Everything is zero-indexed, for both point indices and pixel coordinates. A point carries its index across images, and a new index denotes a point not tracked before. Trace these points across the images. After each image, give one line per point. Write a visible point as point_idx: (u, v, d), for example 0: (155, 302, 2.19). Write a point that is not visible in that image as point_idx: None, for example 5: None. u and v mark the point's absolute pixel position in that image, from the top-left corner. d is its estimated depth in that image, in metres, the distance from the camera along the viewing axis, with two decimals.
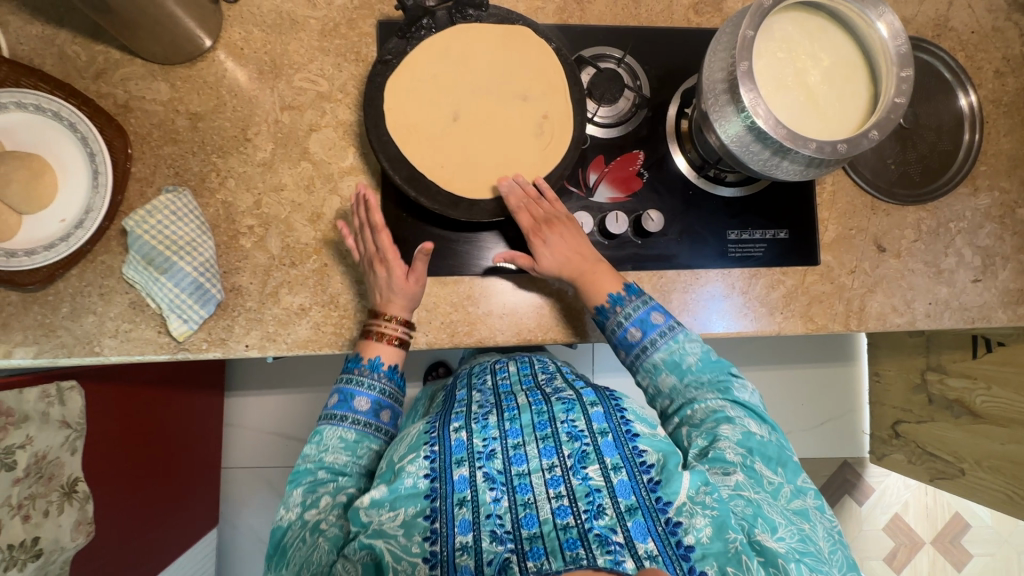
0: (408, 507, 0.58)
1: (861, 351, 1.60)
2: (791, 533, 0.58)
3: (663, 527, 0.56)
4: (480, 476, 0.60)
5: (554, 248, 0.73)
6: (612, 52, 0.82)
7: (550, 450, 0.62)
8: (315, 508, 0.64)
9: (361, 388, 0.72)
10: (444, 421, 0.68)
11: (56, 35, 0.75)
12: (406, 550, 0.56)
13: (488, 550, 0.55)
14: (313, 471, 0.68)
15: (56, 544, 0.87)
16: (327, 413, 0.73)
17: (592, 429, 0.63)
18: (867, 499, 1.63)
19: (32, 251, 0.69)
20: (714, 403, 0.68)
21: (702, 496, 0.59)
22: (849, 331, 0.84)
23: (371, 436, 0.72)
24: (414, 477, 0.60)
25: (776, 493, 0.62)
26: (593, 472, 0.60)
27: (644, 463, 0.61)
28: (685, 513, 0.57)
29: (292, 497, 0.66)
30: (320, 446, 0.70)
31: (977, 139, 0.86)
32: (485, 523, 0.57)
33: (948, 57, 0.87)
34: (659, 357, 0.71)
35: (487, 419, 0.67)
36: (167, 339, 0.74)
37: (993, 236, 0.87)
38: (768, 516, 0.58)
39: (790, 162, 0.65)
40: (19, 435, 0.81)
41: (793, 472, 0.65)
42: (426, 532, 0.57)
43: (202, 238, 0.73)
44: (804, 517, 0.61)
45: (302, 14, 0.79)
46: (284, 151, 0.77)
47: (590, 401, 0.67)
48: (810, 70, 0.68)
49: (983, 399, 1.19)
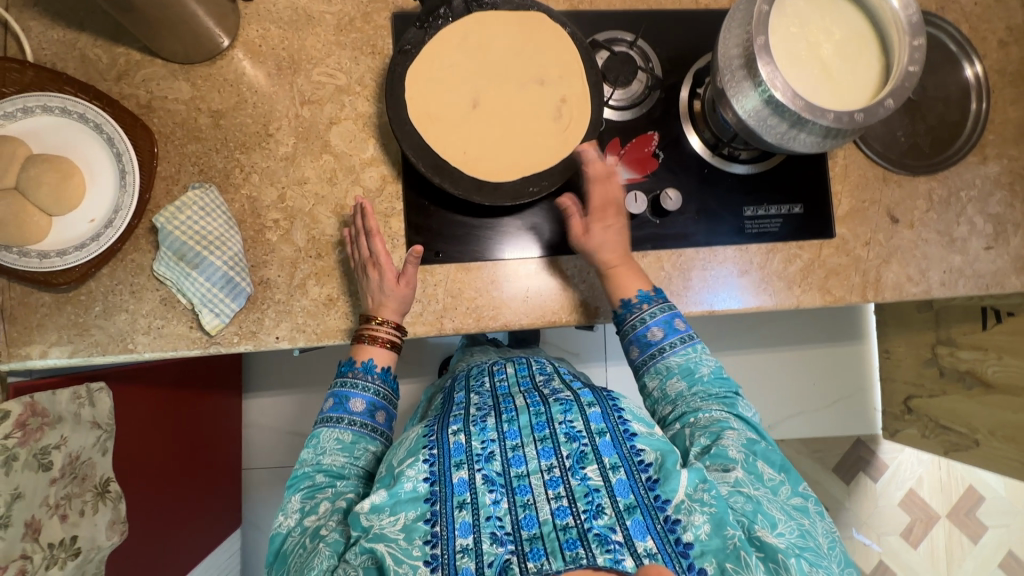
0: (408, 511, 0.57)
1: (868, 329, 1.62)
2: (790, 528, 0.59)
3: (662, 524, 0.56)
4: (480, 478, 0.59)
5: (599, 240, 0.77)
6: (624, 36, 0.83)
7: (548, 451, 0.61)
8: (315, 512, 0.64)
9: (355, 390, 0.73)
10: (441, 424, 0.66)
11: (78, 39, 0.76)
12: (407, 554, 0.55)
13: (488, 552, 0.54)
14: (312, 478, 0.67)
15: (92, 543, 0.88)
16: (322, 418, 0.72)
17: (591, 429, 0.63)
18: (881, 476, 1.63)
19: (64, 251, 0.70)
20: (718, 413, 0.69)
21: (699, 492, 0.59)
22: (867, 302, 0.86)
23: (367, 438, 0.72)
24: (413, 480, 0.59)
25: (775, 490, 0.63)
26: (592, 473, 0.59)
27: (642, 462, 0.60)
28: (683, 511, 0.57)
29: (292, 505, 0.66)
30: (317, 453, 0.69)
31: (984, 108, 0.88)
32: (486, 525, 0.56)
33: (953, 29, 0.89)
34: (674, 360, 0.74)
35: (485, 421, 0.65)
36: (199, 334, 0.75)
37: (1004, 203, 0.88)
38: (768, 513, 0.60)
39: (807, 134, 0.67)
40: (55, 435, 0.81)
41: (791, 475, 0.66)
42: (425, 535, 0.56)
43: (230, 233, 0.74)
44: (802, 514, 0.62)
45: (317, 10, 0.80)
46: (305, 145, 0.79)
47: (588, 401, 0.66)
48: (823, 43, 0.70)
49: (995, 369, 1.20)
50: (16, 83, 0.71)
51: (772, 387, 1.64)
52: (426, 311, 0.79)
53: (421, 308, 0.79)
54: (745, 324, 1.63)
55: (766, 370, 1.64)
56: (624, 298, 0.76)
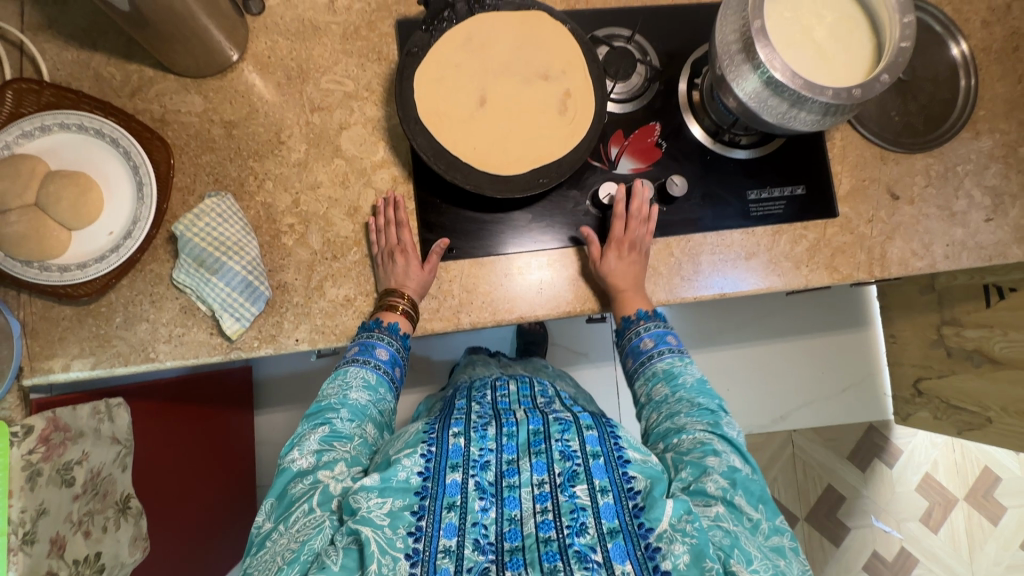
0: (397, 499, 0.57)
1: (873, 315, 1.63)
2: (766, 568, 0.56)
3: (643, 551, 0.56)
4: (472, 484, 0.60)
5: (621, 264, 0.79)
6: (621, 32, 0.86)
7: (541, 466, 0.62)
8: (329, 469, 0.63)
9: (381, 341, 0.75)
10: (442, 425, 0.68)
11: (91, 58, 0.78)
12: (390, 545, 0.54)
13: (469, 558, 0.55)
14: (335, 410, 0.69)
15: (116, 560, 0.88)
16: (347, 359, 0.75)
17: (585, 450, 0.63)
18: (896, 461, 1.63)
19: (84, 264, 0.71)
20: (702, 435, 0.66)
21: (683, 523, 0.57)
22: (874, 279, 0.87)
23: (386, 383, 0.75)
24: (407, 471, 0.60)
25: (756, 530, 0.60)
26: (581, 492, 0.59)
27: (632, 489, 0.60)
28: (665, 539, 0.56)
29: (310, 444, 0.65)
30: (344, 387, 0.72)
31: (973, 84, 0.91)
32: (470, 531, 0.57)
33: (936, 11, 0.92)
34: (660, 366, 0.76)
35: (485, 430, 0.68)
36: (219, 340, 0.76)
37: (999, 175, 0.90)
38: (746, 550, 0.57)
39: (807, 113, 0.70)
40: (76, 451, 0.81)
41: (771, 509, 0.63)
42: (410, 526, 0.56)
43: (247, 238, 0.76)
44: (780, 556, 0.59)
45: (323, 20, 0.83)
46: (317, 150, 0.81)
47: (586, 424, 0.67)
48: (815, 26, 0.72)
49: (1002, 345, 1.20)
50: (34, 103, 0.73)
51: (779, 377, 1.64)
52: (442, 308, 0.80)
53: (438, 304, 0.80)
54: (752, 313, 1.63)
55: (773, 359, 1.64)
56: (624, 305, 0.79)
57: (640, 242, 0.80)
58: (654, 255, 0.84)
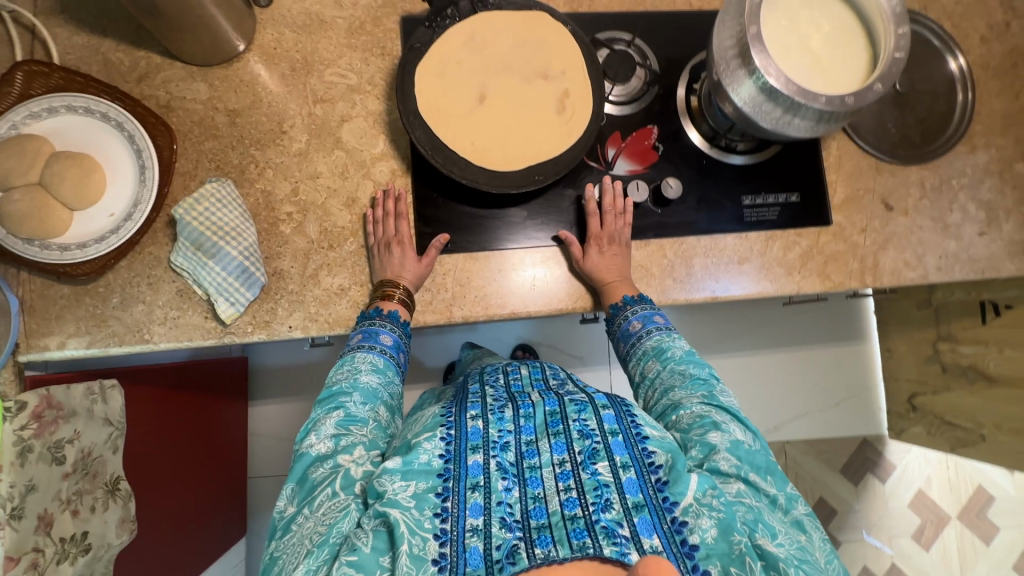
0: (420, 481, 0.57)
1: (870, 329, 1.64)
2: (790, 540, 0.58)
3: (669, 525, 0.56)
4: (494, 465, 0.59)
5: (604, 257, 0.80)
6: (622, 36, 0.87)
7: (561, 446, 0.61)
8: (349, 452, 0.63)
9: (384, 329, 0.76)
10: (460, 408, 0.68)
11: (101, 43, 0.80)
12: (418, 526, 0.54)
13: (496, 536, 0.53)
14: (348, 395, 0.70)
15: (102, 540, 0.88)
16: (352, 347, 0.75)
17: (603, 429, 0.63)
18: (889, 477, 1.62)
19: (84, 244, 0.72)
20: (699, 409, 0.68)
21: (709, 498, 0.58)
22: (865, 288, 0.88)
23: (394, 367, 0.76)
24: (429, 453, 0.59)
25: (774, 503, 0.62)
26: (603, 468, 0.59)
27: (654, 464, 0.60)
28: (692, 514, 0.56)
29: (326, 428, 0.66)
30: (354, 370, 0.72)
31: (970, 98, 0.91)
32: (496, 510, 0.55)
33: (936, 26, 0.92)
34: (650, 345, 0.78)
35: (503, 412, 0.66)
36: (214, 324, 0.77)
37: (994, 190, 0.91)
38: (769, 523, 0.58)
39: (801, 119, 0.71)
40: (69, 429, 0.82)
41: (779, 478, 0.65)
42: (435, 507, 0.55)
43: (244, 224, 0.77)
44: (800, 529, 0.61)
45: (329, 15, 0.84)
46: (318, 141, 0.82)
47: (602, 404, 0.67)
48: (812, 35, 0.73)
49: (996, 363, 1.21)
50: (43, 86, 0.75)
51: (777, 387, 1.64)
52: (435, 300, 0.81)
53: (431, 296, 0.81)
54: (752, 322, 1.62)
55: (771, 369, 1.63)
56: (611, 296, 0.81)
57: (619, 233, 0.82)
58: (648, 256, 0.85)
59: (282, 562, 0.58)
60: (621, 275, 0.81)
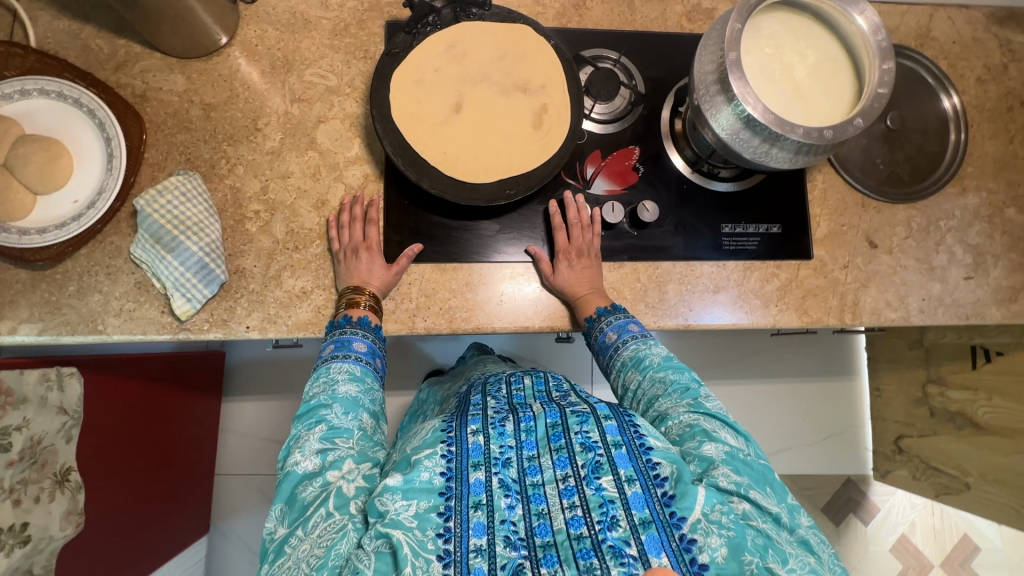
0: (421, 501, 0.51)
1: (860, 365, 1.58)
2: (801, 564, 0.51)
3: (677, 543, 0.50)
4: (496, 482, 0.53)
5: (574, 270, 0.79)
6: (608, 54, 0.86)
7: (564, 460, 0.55)
8: (338, 468, 0.57)
9: (355, 336, 0.72)
10: (459, 421, 0.60)
11: (81, 29, 0.80)
12: (421, 547, 0.48)
13: (501, 555, 0.48)
14: (328, 407, 0.64)
15: (44, 532, 0.86)
16: (325, 359, 0.71)
17: (607, 441, 0.56)
18: (872, 519, 1.56)
19: (44, 230, 0.70)
20: (687, 418, 0.63)
21: (718, 514, 0.52)
22: (844, 325, 0.85)
23: (372, 373, 0.72)
24: (430, 471, 0.53)
25: (784, 522, 0.55)
26: (608, 484, 0.53)
27: (658, 476, 0.54)
28: (700, 531, 0.50)
29: (310, 444, 0.60)
30: (330, 383, 0.67)
31: (962, 138, 0.89)
32: (500, 529, 0.50)
33: (930, 63, 0.91)
34: (626, 356, 0.73)
35: (504, 425, 0.59)
36: (170, 319, 0.75)
37: (983, 234, 0.88)
38: (780, 548, 0.52)
39: (779, 149, 0.69)
40: (17, 416, 0.81)
41: (780, 490, 0.58)
42: (439, 528, 0.50)
43: (209, 219, 0.76)
44: (809, 550, 0.54)
45: (314, 15, 0.84)
46: (292, 140, 0.81)
47: (605, 413, 0.59)
48: (796, 65, 0.72)
49: (984, 410, 1.16)
50: (18, 67, 0.73)
51: (764, 420, 1.58)
52: (399, 310, 0.79)
53: (395, 305, 0.79)
54: (739, 350, 1.58)
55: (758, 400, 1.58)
56: (583, 309, 0.78)
57: (587, 246, 0.80)
58: (621, 279, 0.83)
59: None
60: (591, 287, 0.78)
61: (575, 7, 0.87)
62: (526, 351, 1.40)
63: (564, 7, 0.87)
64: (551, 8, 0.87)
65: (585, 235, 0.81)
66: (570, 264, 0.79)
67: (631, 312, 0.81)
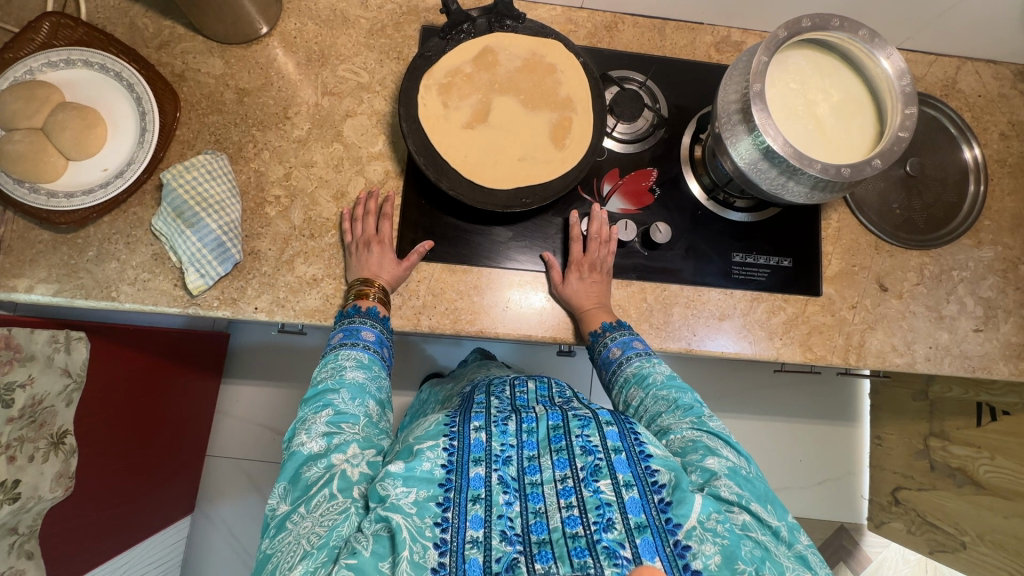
0: (420, 490, 0.51)
1: (862, 412, 1.52)
2: None
3: (671, 548, 0.49)
4: (495, 478, 0.53)
5: (584, 284, 0.79)
6: (635, 76, 0.88)
7: (563, 462, 0.55)
8: (342, 451, 0.57)
9: (364, 324, 0.73)
10: (463, 417, 0.60)
11: (130, 8, 0.83)
12: (419, 533, 0.48)
13: (496, 548, 0.48)
14: (335, 391, 0.64)
15: (34, 491, 0.86)
16: (333, 346, 0.72)
17: (606, 446, 0.56)
18: (863, 570, 1.50)
19: (72, 194, 0.72)
20: (689, 433, 0.62)
21: (713, 522, 0.51)
22: (847, 366, 0.84)
23: (379, 362, 0.72)
24: (431, 462, 0.53)
25: (784, 539, 0.54)
26: (605, 486, 0.52)
27: (656, 483, 0.53)
28: (695, 538, 0.50)
29: (317, 426, 0.60)
30: (338, 369, 0.67)
31: (981, 190, 0.89)
32: (496, 523, 0.50)
33: (954, 114, 0.91)
34: (630, 371, 0.73)
35: (506, 424, 0.59)
36: (182, 293, 0.77)
37: (996, 288, 0.87)
38: (777, 562, 0.51)
39: (796, 183, 0.69)
40: (23, 373, 0.82)
41: (780, 509, 0.57)
42: (436, 517, 0.50)
43: (231, 200, 0.78)
44: (806, 566, 0.53)
45: (354, 14, 0.86)
46: (319, 131, 0.83)
47: (606, 419, 0.59)
48: (820, 102, 0.73)
49: (987, 469, 1.12)
50: (67, 38, 0.76)
51: (760, 460, 1.51)
52: (405, 306, 0.80)
53: (403, 301, 0.80)
54: (740, 384, 1.52)
55: (755, 439, 1.51)
56: (587, 322, 0.78)
57: (601, 262, 0.81)
58: (628, 297, 0.83)
59: (272, 562, 0.52)
60: (598, 302, 0.79)
61: (607, 28, 0.89)
62: (526, 362, 1.40)
63: (596, 27, 0.89)
64: (583, 27, 0.89)
65: (603, 245, 0.82)
66: (581, 277, 0.79)
67: (635, 330, 0.81)
